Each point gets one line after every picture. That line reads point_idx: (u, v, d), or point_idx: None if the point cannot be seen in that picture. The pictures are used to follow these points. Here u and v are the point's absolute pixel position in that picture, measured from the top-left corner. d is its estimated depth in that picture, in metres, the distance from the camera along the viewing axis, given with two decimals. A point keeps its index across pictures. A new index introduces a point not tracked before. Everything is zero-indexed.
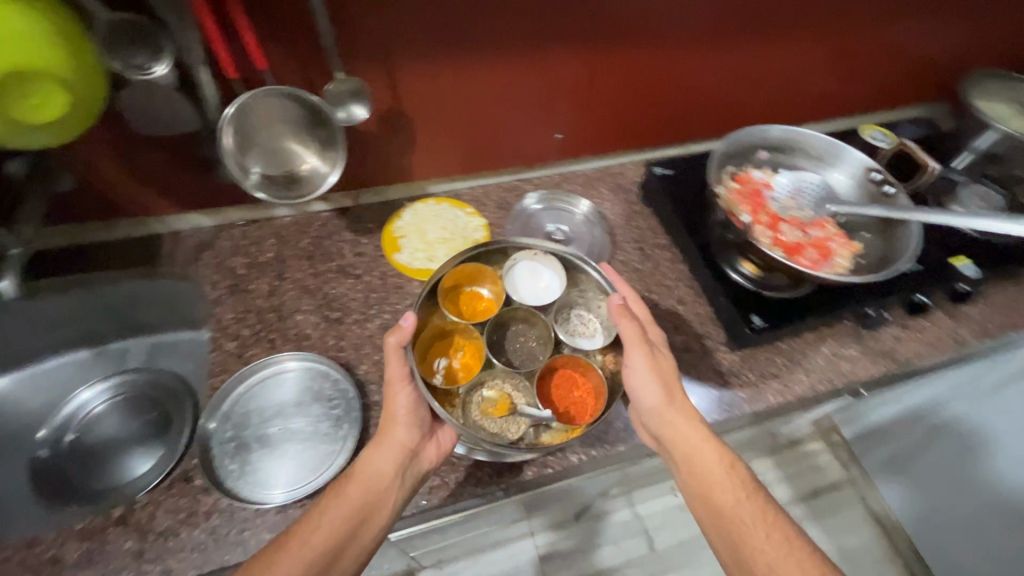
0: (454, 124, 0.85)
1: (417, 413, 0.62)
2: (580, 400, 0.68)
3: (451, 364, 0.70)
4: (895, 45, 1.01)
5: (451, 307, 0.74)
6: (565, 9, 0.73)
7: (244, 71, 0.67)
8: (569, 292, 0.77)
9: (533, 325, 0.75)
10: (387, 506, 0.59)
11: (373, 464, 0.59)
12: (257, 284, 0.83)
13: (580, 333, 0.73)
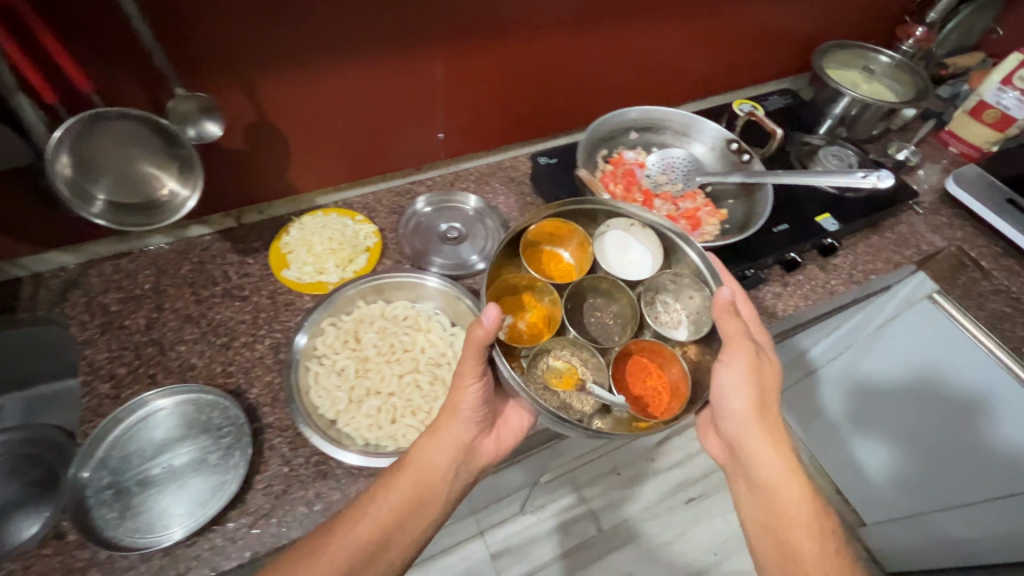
0: (329, 134, 0.83)
1: (477, 408, 0.64)
2: (653, 394, 0.69)
3: (518, 323, 0.72)
4: (751, 25, 1.08)
5: (536, 266, 0.75)
6: (420, 10, 0.74)
7: (75, 96, 0.63)
8: (664, 275, 0.74)
9: (625, 301, 0.75)
10: (441, 499, 0.62)
11: (428, 458, 0.62)
12: (134, 319, 0.78)
13: (654, 318, 0.72)
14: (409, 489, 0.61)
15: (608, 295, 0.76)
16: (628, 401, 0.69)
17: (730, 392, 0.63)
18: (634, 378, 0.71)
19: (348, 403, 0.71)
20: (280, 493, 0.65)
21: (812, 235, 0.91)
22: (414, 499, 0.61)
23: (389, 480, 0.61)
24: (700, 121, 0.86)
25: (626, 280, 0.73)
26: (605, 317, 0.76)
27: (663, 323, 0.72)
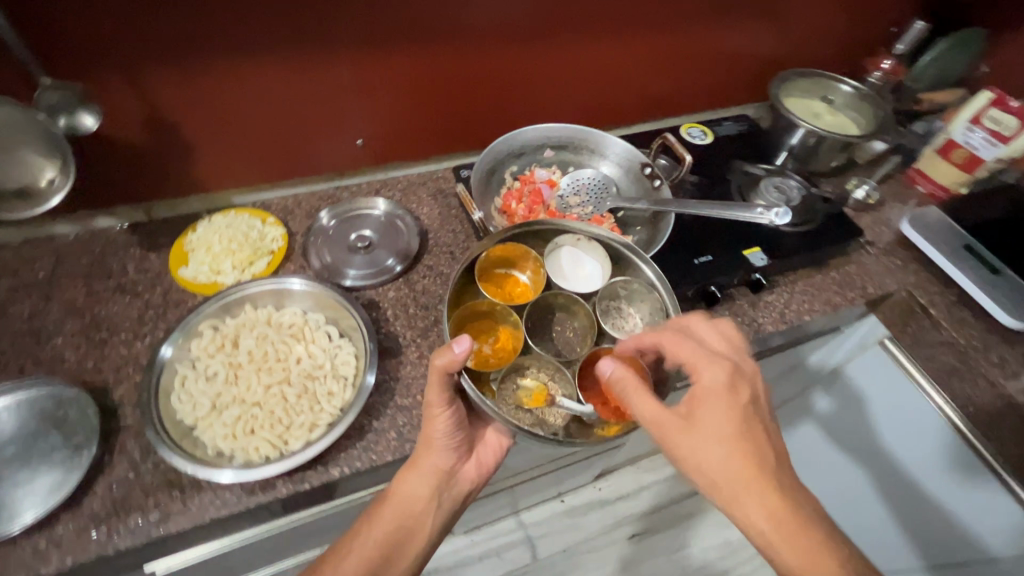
0: (235, 131, 0.83)
1: (451, 437, 0.66)
2: None
3: (481, 348, 0.69)
4: (700, 47, 1.05)
5: (489, 288, 0.72)
6: (315, 11, 0.73)
7: None
8: (613, 283, 0.73)
9: (581, 312, 0.73)
10: (425, 526, 0.66)
11: (408, 490, 0.65)
12: (20, 307, 0.77)
13: (612, 327, 0.72)
14: (391, 517, 0.65)
15: (563, 309, 0.74)
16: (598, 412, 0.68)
17: (702, 452, 0.53)
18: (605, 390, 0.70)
19: (208, 410, 0.68)
20: (118, 498, 0.63)
21: (737, 269, 0.85)
22: (396, 527, 0.65)
23: (373, 513, 0.66)
24: (609, 138, 0.86)
25: (581, 292, 0.72)
26: (560, 333, 0.74)
27: (619, 327, 0.72)
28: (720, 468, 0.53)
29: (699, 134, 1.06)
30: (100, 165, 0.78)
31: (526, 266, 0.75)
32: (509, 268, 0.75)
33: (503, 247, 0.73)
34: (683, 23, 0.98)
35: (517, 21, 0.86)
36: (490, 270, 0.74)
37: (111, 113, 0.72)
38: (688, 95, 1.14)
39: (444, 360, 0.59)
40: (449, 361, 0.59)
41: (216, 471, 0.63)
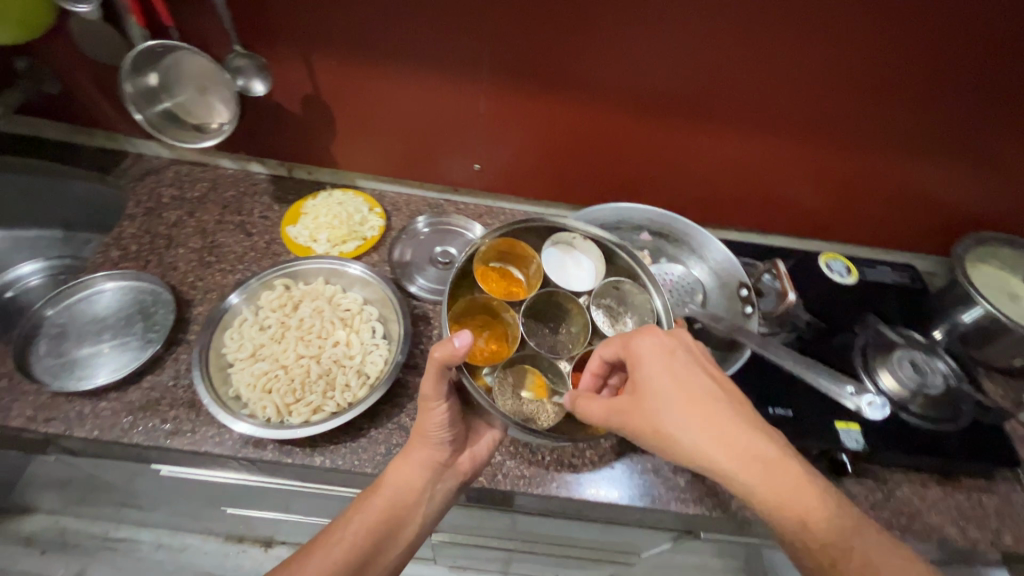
0: (374, 126, 0.91)
1: (444, 430, 0.64)
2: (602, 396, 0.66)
3: (476, 343, 0.67)
4: (878, 175, 0.90)
5: (481, 280, 0.70)
6: (468, 41, 0.77)
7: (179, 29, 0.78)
8: (606, 283, 0.70)
9: (575, 313, 0.70)
10: (417, 514, 0.64)
11: (405, 476, 0.64)
12: (170, 214, 0.93)
13: (603, 323, 0.69)
14: (383, 504, 0.63)
15: (554, 307, 0.71)
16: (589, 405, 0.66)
17: (669, 421, 0.52)
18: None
19: (246, 356, 0.75)
20: (151, 399, 0.72)
21: (818, 440, 0.71)
22: (386, 513, 0.63)
23: (361, 503, 0.64)
24: (713, 242, 0.81)
25: (574, 289, 0.69)
26: (549, 330, 0.70)
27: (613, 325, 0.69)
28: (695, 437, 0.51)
29: (841, 269, 0.91)
30: (265, 123, 0.91)
31: (519, 260, 0.73)
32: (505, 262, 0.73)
33: (501, 241, 0.70)
34: (863, 145, 0.85)
35: (666, 97, 0.82)
36: (484, 265, 0.71)
37: (283, 84, 0.84)
38: (844, 222, 0.99)
39: (445, 353, 0.55)
40: (450, 356, 0.56)
41: (228, 415, 0.68)
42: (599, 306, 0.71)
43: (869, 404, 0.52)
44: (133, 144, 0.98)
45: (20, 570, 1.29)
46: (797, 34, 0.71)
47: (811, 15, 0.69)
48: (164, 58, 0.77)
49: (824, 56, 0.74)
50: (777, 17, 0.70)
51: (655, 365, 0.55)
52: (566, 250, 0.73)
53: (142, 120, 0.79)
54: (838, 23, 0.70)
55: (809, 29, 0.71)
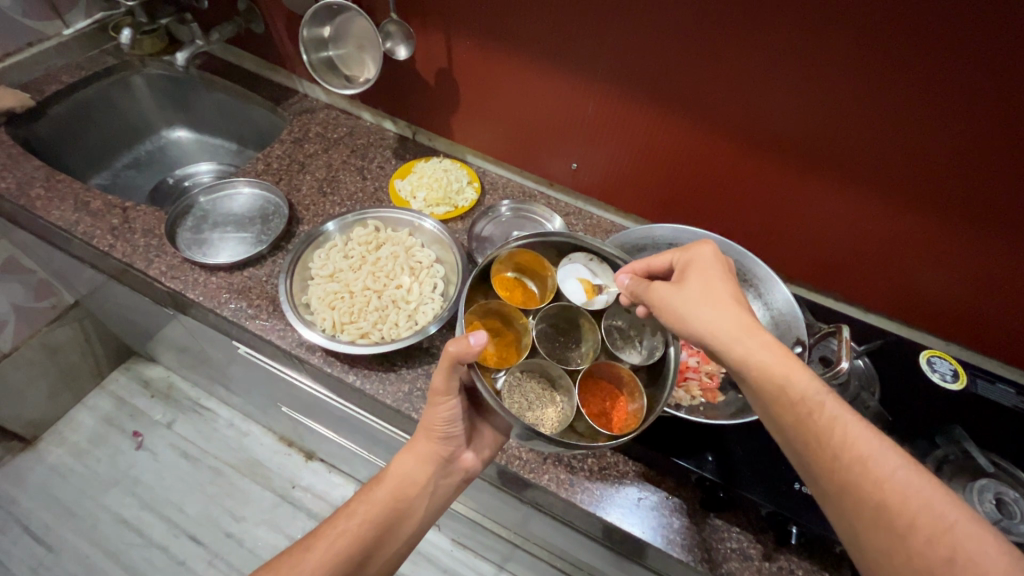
0: (488, 108, 0.99)
1: (451, 426, 0.65)
2: (606, 412, 0.65)
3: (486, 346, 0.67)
4: (1015, 277, 0.76)
5: (500, 289, 0.70)
6: (584, 44, 0.81)
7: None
8: (618, 305, 0.71)
9: (587, 331, 0.70)
10: (418, 509, 0.66)
11: (408, 472, 0.66)
12: (310, 146, 1.09)
13: (613, 346, 0.69)
14: (386, 496, 0.65)
15: (566, 324, 0.72)
16: (594, 414, 0.65)
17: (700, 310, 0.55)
18: (598, 410, 0.65)
19: (325, 274, 0.86)
20: (247, 286, 0.87)
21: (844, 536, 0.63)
22: (391, 504, 0.64)
23: (367, 496, 0.65)
24: (778, 286, 0.77)
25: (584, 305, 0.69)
26: (561, 342, 0.71)
27: (621, 350, 0.69)
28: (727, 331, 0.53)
29: (947, 371, 0.80)
30: (403, 87, 1.03)
31: (536, 275, 0.73)
32: (522, 274, 0.73)
33: (523, 251, 0.71)
34: (1002, 240, 0.73)
35: (773, 136, 0.78)
36: (503, 273, 0.72)
37: (425, 56, 0.96)
38: (964, 320, 0.86)
39: (459, 347, 0.56)
40: (462, 352, 0.57)
41: (293, 313, 0.80)
42: (609, 329, 0.71)
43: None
44: (302, 85, 1.18)
45: (132, 404, 1.59)
46: (936, 98, 0.65)
47: (956, 79, 0.62)
48: (338, 13, 0.93)
49: (965, 128, 0.66)
50: (913, 75, 0.64)
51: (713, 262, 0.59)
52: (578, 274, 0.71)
53: (307, 60, 0.95)
54: (989, 94, 0.62)
55: (951, 96, 0.64)
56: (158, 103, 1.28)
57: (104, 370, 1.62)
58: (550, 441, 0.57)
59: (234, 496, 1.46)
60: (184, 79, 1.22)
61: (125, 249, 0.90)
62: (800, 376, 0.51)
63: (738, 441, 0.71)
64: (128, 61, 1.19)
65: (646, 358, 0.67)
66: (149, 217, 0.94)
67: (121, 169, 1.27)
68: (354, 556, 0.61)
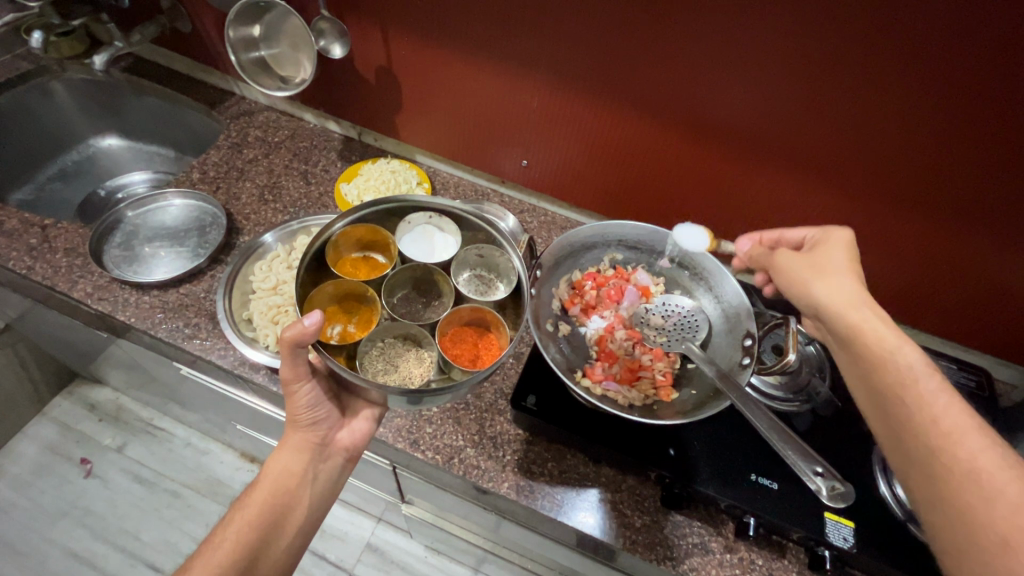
0: (435, 106, 0.96)
1: (315, 411, 0.64)
2: (473, 352, 0.67)
3: (347, 328, 0.68)
4: (960, 254, 0.78)
5: (344, 269, 0.71)
6: (522, 35, 0.79)
7: None
8: (468, 252, 0.73)
9: (442, 281, 0.72)
10: (302, 498, 0.63)
11: (281, 463, 0.63)
12: (249, 152, 1.04)
13: (472, 293, 0.71)
14: (262, 497, 0.62)
15: (422, 281, 0.73)
16: (466, 356, 0.66)
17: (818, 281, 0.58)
18: (469, 356, 0.66)
19: (267, 287, 0.82)
20: (183, 303, 0.82)
21: (800, 524, 0.64)
22: (273, 500, 0.62)
23: (252, 493, 0.62)
24: (726, 278, 0.77)
25: (437, 261, 0.71)
26: (422, 303, 0.73)
27: (484, 294, 0.72)
28: (837, 300, 0.56)
29: None
30: (345, 87, 0.99)
31: (378, 246, 0.74)
32: (366, 249, 0.74)
33: (357, 228, 0.71)
34: (958, 229, 0.75)
35: (719, 125, 0.78)
36: (345, 253, 0.72)
37: (364, 54, 0.92)
38: (916, 299, 0.88)
39: (295, 332, 0.55)
40: (301, 335, 0.55)
41: (235, 333, 0.78)
42: (467, 279, 0.74)
43: (829, 490, 0.51)
44: (238, 86, 1.11)
45: (78, 430, 1.50)
46: (898, 95, 0.65)
47: (917, 76, 0.62)
48: (267, 10, 0.88)
49: (927, 123, 0.66)
50: (850, 60, 0.64)
51: (827, 243, 0.63)
52: (428, 232, 0.75)
53: (236, 61, 0.90)
54: (923, 80, 0.62)
55: (912, 92, 0.64)
56: (83, 110, 1.19)
57: (46, 396, 1.52)
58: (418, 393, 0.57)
59: (193, 518, 1.39)
60: (110, 83, 1.15)
61: (45, 270, 0.84)
62: (902, 354, 0.51)
63: (697, 432, 0.71)
64: (45, 66, 1.11)
65: (506, 289, 0.71)
66: (72, 235, 0.88)
67: (46, 182, 1.18)
68: (239, 560, 0.58)
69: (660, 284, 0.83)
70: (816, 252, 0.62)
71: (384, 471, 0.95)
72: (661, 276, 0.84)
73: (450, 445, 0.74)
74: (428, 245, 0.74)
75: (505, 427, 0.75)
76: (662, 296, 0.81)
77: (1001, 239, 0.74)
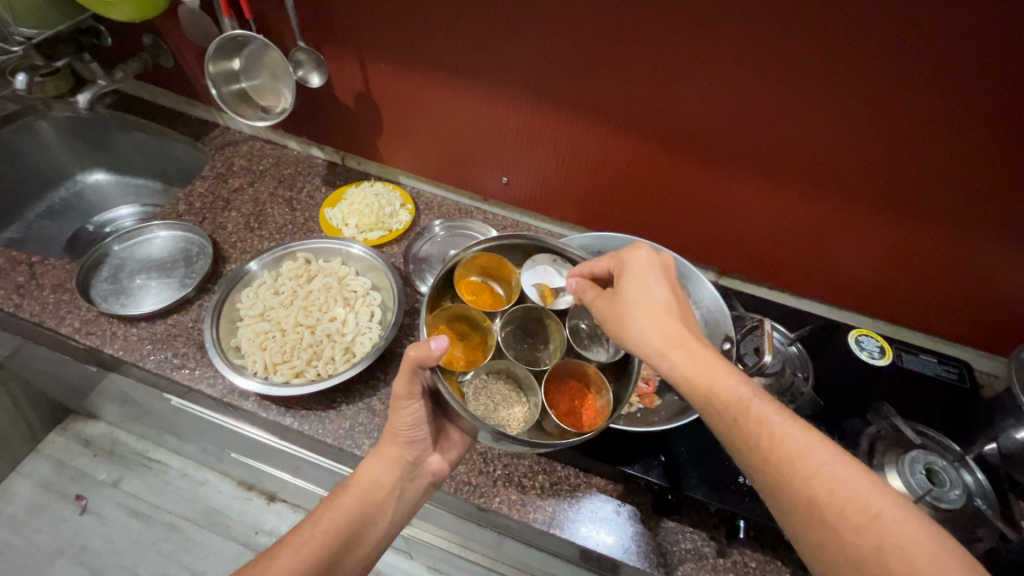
0: (414, 129, 0.98)
1: (416, 430, 0.63)
2: (572, 408, 0.65)
3: (452, 350, 0.66)
4: (918, 246, 0.80)
5: (466, 293, 0.69)
6: (493, 56, 0.81)
7: (262, 26, 0.91)
8: (583, 302, 0.70)
9: (553, 330, 0.69)
10: (379, 517, 0.61)
11: (373, 475, 0.62)
12: (234, 181, 1.05)
13: (578, 346, 0.68)
14: (352, 502, 0.61)
15: (533, 320, 0.71)
16: (562, 411, 0.64)
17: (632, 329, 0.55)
18: (566, 410, 0.65)
19: (254, 313, 0.84)
20: (171, 333, 0.83)
21: None
22: (355, 512, 0.60)
23: None
24: (703, 284, 0.79)
25: (553, 309, 0.68)
26: (529, 343, 0.70)
27: (588, 350, 0.68)
28: (652, 344, 0.54)
29: (874, 348, 0.87)
30: (327, 115, 1.01)
31: (501, 276, 0.72)
32: (486, 277, 0.72)
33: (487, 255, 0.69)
34: (915, 224, 0.78)
35: (680, 130, 0.80)
36: (467, 275, 0.71)
37: (343, 81, 0.94)
38: (884, 295, 0.90)
39: (419, 352, 0.55)
40: (424, 357, 0.56)
41: (219, 355, 0.78)
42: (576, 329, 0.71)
43: None
44: (223, 118, 1.13)
45: (73, 466, 1.49)
46: (866, 93, 0.66)
47: (883, 74, 0.64)
48: (246, 45, 0.90)
49: (873, 117, 0.68)
50: (794, 64, 0.67)
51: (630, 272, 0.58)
52: (548, 275, 0.70)
53: (216, 95, 0.92)
54: (865, 78, 0.65)
55: (859, 88, 0.66)
56: (70, 148, 1.21)
57: (40, 434, 1.51)
58: (511, 441, 0.55)
59: (192, 550, 1.38)
60: (95, 120, 1.16)
61: (34, 307, 0.84)
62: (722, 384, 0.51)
63: (684, 438, 0.72)
64: (31, 106, 1.12)
65: (611, 355, 0.66)
66: (59, 271, 0.89)
67: (34, 220, 1.19)
68: None
69: None
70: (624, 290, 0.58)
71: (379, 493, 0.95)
72: None
73: None
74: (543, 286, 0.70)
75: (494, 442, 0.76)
76: None
77: (953, 230, 0.76)
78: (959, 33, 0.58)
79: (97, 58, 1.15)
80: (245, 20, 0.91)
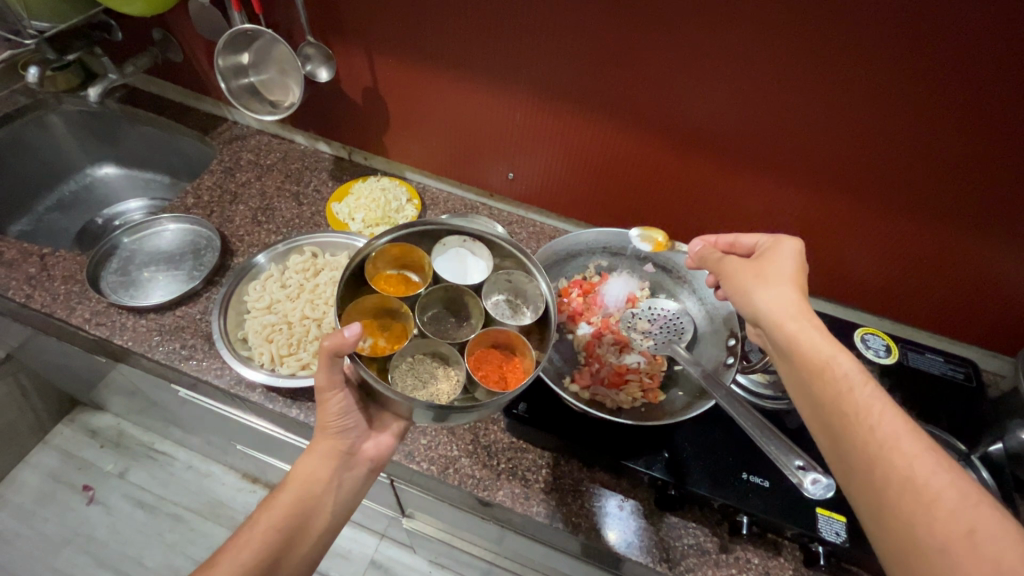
0: (422, 124, 0.98)
1: (345, 418, 0.63)
2: (499, 374, 0.64)
3: (375, 342, 0.65)
4: (926, 245, 0.80)
5: (378, 284, 0.68)
6: (501, 51, 0.81)
7: (271, 21, 0.91)
8: (498, 275, 0.70)
9: (473, 304, 0.69)
10: (325, 506, 0.63)
11: (308, 469, 0.62)
12: (242, 175, 1.06)
13: (499, 315, 0.67)
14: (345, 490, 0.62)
15: (453, 302, 0.70)
16: (490, 378, 0.63)
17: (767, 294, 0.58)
18: (495, 376, 0.64)
19: (261, 306, 0.84)
20: (178, 325, 0.84)
21: (794, 521, 0.65)
22: (296, 505, 0.61)
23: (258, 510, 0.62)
24: None
25: (469, 283, 0.68)
26: (452, 322, 0.69)
27: (510, 317, 0.68)
28: (778, 311, 0.56)
29: (880, 346, 0.86)
30: (334, 110, 1.02)
31: (415, 264, 0.72)
32: (402, 268, 0.72)
33: (396, 246, 0.69)
34: (923, 223, 0.77)
35: (689, 126, 0.80)
36: (381, 269, 0.70)
37: (350, 76, 0.95)
38: (890, 293, 0.90)
39: (333, 342, 0.55)
40: (339, 345, 0.55)
41: (227, 346, 0.79)
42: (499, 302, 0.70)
43: (812, 482, 0.51)
44: (231, 112, 1.14)
45: (81, 457, 1.51)
46: (886, 93, 0.66)
47: (904, 74, 0.63)
48: (255, 38, 0.91)
49: (884, 116, 0.68)
50: (806, 62, 0.66)
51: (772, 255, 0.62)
52: (461, 257, 0.72)
53: (224, 88, 0.93)
54: (877, 77, 0.65)
55: (870, 86, 0.66)
56: (80, 141, 1.22)
57: (47, 425, 1.53)
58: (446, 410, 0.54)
59: (197, 541, 1.39)
60: (105, 114, 1.17)
61: (45, 297, 0.85)
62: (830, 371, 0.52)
63: (687, 434, 0.72)
64: (42, 100, 1.13)
65: (535, 315, 0.66)
66: (69, 262, 0.90)
67: (44, 213, 1.20)
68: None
69: (646, 289, 0.86)
70: (760, 263, 0.61)
71: (384, 486, 0.95)
72: (647, 281, 0.86)
73: (445, 455, 0.75)
74: (460, 268, 0.71)
75: (497, 436, 0.76)
76: (648, 300, 0.84)
77: (963, 230, 0.76)
78: (972, 33, 0.58)
79: (107, 52, 1.16)
80: (254, 14, 0.92)
